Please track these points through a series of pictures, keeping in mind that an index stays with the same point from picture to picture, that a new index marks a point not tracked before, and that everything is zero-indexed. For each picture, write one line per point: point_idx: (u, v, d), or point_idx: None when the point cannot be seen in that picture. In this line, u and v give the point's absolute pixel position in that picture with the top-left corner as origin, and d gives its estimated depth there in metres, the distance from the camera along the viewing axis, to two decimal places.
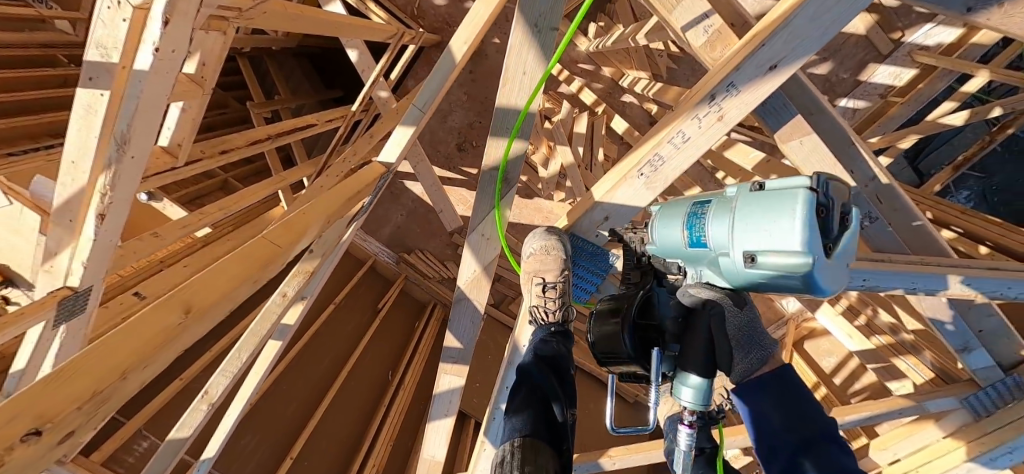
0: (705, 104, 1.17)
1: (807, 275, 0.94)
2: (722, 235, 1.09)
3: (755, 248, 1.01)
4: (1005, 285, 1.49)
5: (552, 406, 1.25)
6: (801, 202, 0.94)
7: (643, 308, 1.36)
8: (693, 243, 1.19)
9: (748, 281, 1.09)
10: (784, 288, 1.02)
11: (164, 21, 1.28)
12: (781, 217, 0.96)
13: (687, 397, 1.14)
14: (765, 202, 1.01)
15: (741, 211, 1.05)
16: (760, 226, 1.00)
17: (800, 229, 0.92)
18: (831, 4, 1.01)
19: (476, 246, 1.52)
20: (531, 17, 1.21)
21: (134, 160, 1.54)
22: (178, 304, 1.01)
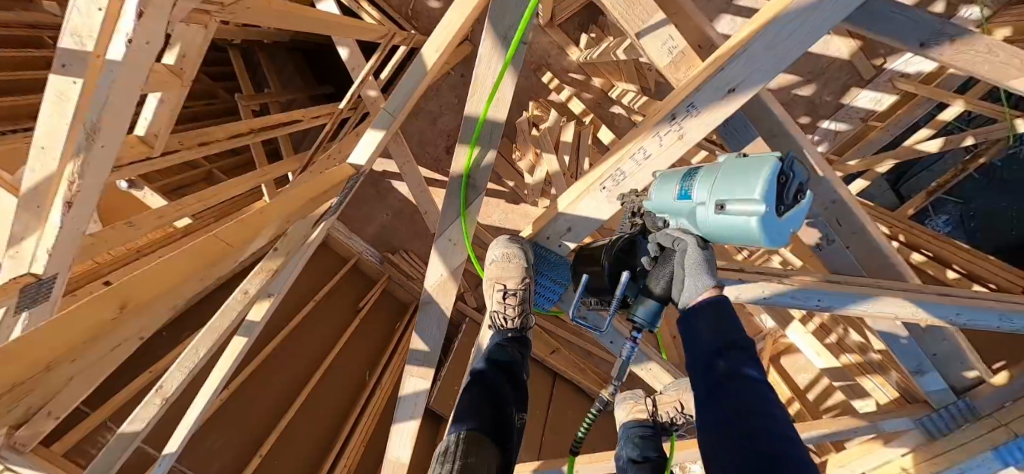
0: (666, 123, 1.20)
1: (760, 227, 0.98)
2: (700, 189, 1.11)
3: (724, 197, 1.04)
4: (957, 311, 1.50)
5: (502, 406, 1.28)
6: (771, 162, 0.97)
7: (625, 248, 1.41)
8: (672, 198, 1.20)
9: (716, 232, 1.12)
10: (745, 239, 1.04)
11: (138, 14, 1.29)
12: (750, 171, 0.99)
13: (640, 312, 1.34)
14: (743, 160, 1.04)
15: (722, 169, 1.07)
16: (735, 178, 1.02)
17: (762, 186, 0.96)
18: (787, 34, 1.06)
19: (443, 250, 1.53)
20: (500, 29, 1.23)
21: (105, 149, 1.53)
22: (115, 298, 1.14)
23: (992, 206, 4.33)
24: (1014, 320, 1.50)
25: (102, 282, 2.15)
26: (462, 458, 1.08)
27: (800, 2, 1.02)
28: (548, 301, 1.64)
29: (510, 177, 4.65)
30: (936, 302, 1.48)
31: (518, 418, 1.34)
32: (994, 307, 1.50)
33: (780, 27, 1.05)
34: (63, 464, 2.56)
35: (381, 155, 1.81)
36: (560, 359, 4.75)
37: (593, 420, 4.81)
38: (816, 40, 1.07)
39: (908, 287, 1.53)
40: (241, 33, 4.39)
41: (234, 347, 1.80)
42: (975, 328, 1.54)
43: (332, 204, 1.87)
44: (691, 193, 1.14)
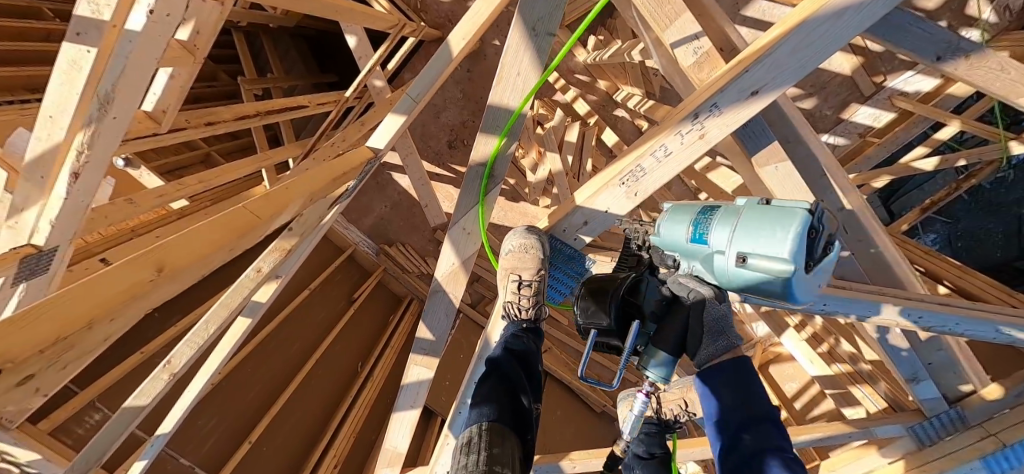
0: (689, 121, 1.21)
1: (786, 281, 1.03)
2: (721, 235, 1.17)
3: (748, 251, 1.10)
4: (956, 322, 1.55)
5: (519, 396, 1.28)
6: (798, 220, 1.03)
7: (632, 287, 1.45)
8: (690, 240, 1.26)
9: (734, 281, 1.18)
10: (765, 291, 1.11)
11: None
12: (776, 228, 1.05)
13: (652, 370, 1.36)
14: (769, 215, 1.09)
15: (746, 219, 1.13)
16: (759, 232, 1.08)
17: (791, 241, 1.01)
18: (813, 38, 1.07)
19: (456, 239, 1.52)
20: (529, 19, 1.23)
21: (116, 121, 1.50)
22: (152, 262, 1.15)
23: (981, 227, 4.43)
24: (1009, 332, 1.56)
25: (100, 258, 2.12)
26: (486, 448, 1.09)
27: (827, 8, 1.04)
28: (560, 294, 1.67)
29: (512, 174, 4.67)
30: (937, 312, 1.53)
31: (534, 408, 1.34)
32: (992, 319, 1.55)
33: (807, 32, 1.07)
34: (52, 442, 2.51)
35: (396, 142, 1.80)
36: (551, 358, 4.78)
37: (582, 420, 4.84)
38: (840, 47, 1.09)
39: (912, 296, 1.57)
40: (247, 15, 4.34)
41: (237, 329, 1.78)
42: (972, 338, 1.58)
43: (347, 188, 1.83)
44: (709, 238, 1.20)
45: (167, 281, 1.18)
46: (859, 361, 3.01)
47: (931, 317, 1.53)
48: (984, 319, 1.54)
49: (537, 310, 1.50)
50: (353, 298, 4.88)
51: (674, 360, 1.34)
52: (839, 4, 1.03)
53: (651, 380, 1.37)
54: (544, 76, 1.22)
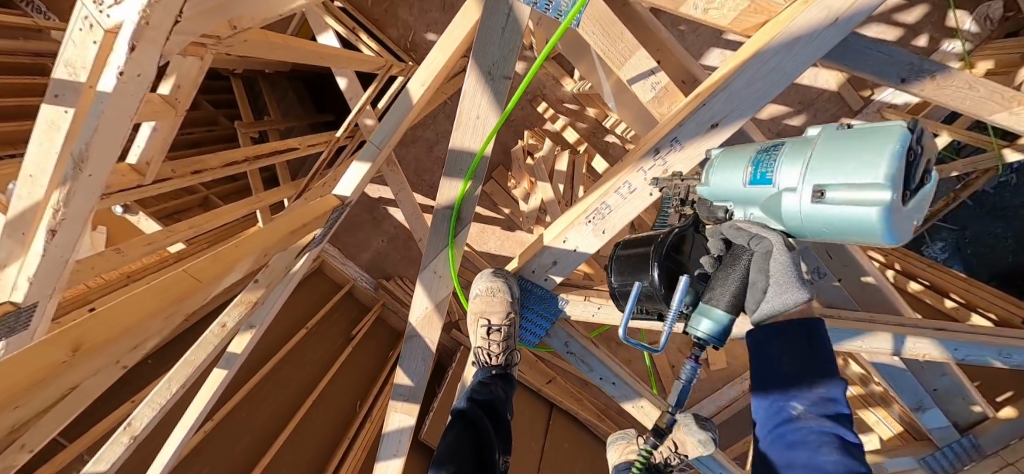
0: (650, 157, 1.20)
1: (882, 210, 0.92)
2: (791, 172, 1.06)
3: (828, 183, 0.99)
4: (954, 346, 1.45)
5: (486, 446, 1.31)
6: (895, 137, 0.92)
7: (676, 244, 1.37)
8: (747, 183, 1.16)
9: (809, 222, 1.06)
10: (850, 228, 0.98)
11: (129, 47, 1.30)
12: (867, 152, 0.94)
13: (703, 327, 1.23)
14: (857, 140, 0.98)
15: (821, 147, 1.02)
16: (842, 159, 0.98)
17: (888, 162, 0.90)
18: (770, 68, 1.07)
19: (428, 283, 1.50)
20: (484, 64, 1.24)
21: (92, 178, 1.52)
22: (66, 342, 1.10)
23: (990, 233, 4.32)
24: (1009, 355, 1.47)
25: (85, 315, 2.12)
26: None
27: (780, 39, 1.03)
28: (535, 336, 1.62)
29: (505, 204, 4.71)
30: (935, 339, 1.42)
31: (501, 458, 1.37)
32: (992, 343, 1.47)
33: (762, 63, 1.06)
34: None
35: (365, 187, 1.85)
36: (556, 390, 4.65)
37: (591, 455, 4.66)
38: (797, 74, 1.08)
39: (904, 322, 1.49)
40: (243, 63, 4.49)
41: (212, 380, 1.73)
42: (971, 363, 1.49)
43: (313, 237, 1.89)
44: (772, 178, 1.10)
45: (84, 360, 1.12)
46: (869, 383, 2.87)
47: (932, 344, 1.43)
48: (982, 343, 1.44)
49: (509, 351, 1.52)
50: (350, 336, 4.79)
51: (731, 320, 1.22)
52: (792, 34, 1.03)
53: (703, 343, 1.24)
54: (505, 115, 1.22)
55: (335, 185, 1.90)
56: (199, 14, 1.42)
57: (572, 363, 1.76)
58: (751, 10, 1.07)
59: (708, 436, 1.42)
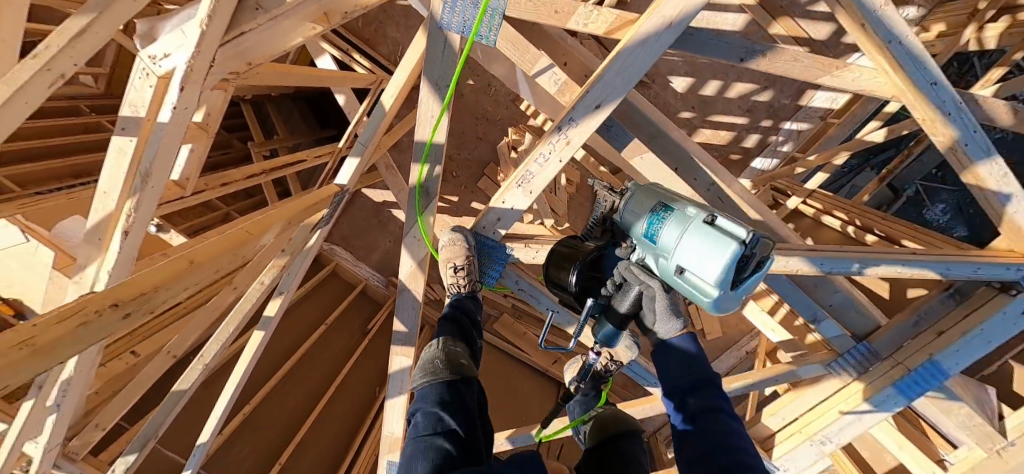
0: (555, 133, 1.62)
1: (709, 300, 1.39)
2: (670, 241, 1.47)
3: (688, 266, 1.42)
4: (819, 261, 1.79)
5: (467, 326, 1.87)
6: (733, 252, 1.31)
7: (595, 261, 1.78)
8: (646, 233, 1.58)
9: (675, 281, 1.51)
10: (697, 298, 1.45)
11: (180, 88, 1.77)
12: (711, 256, 1.35)
13: (602, 336, 1.75)
14: (709, 240, 1.36)
15: (691, 231, 1.42)
16: (698, 251, 1.39)
17: (719, 267, 1.32)
18: (630, 62, 1.48)
19: (411, 245, 1.91)
20: (433, 77, 1.60)
21: (154, 189, 2.00)
22: (185, 258, 1.47)
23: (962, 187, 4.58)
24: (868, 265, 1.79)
25: None
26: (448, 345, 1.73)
27: (631, 42, 1.46)
28: (493, 278, 2.07)
29: None
30: (801, 255, 1.78)
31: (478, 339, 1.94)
32: (855, 257, 1.79)
33: (622, 60, 1.48)
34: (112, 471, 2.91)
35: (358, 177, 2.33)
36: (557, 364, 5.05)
37: None
38: (652, 64, 1.50)
39: (781, 246, 1.87)
40: (252, 90, 5.02)
41: (253, 343, 2.20)
42: (839, 275, 1.83)
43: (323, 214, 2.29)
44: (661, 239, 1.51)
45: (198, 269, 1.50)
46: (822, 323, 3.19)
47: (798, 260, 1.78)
48: (842, 256, 1.78)
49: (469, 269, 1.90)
50: (366, 330, 5.35)
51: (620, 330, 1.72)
52: (640, 37, 1.45)
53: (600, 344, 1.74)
54: (448, 97, 1.53)
55: (336, 175, 2.35)
56: (226, 59, 1.90)
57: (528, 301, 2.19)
58: (618, 21, 1.53)
59: (632, 341, 1.90)
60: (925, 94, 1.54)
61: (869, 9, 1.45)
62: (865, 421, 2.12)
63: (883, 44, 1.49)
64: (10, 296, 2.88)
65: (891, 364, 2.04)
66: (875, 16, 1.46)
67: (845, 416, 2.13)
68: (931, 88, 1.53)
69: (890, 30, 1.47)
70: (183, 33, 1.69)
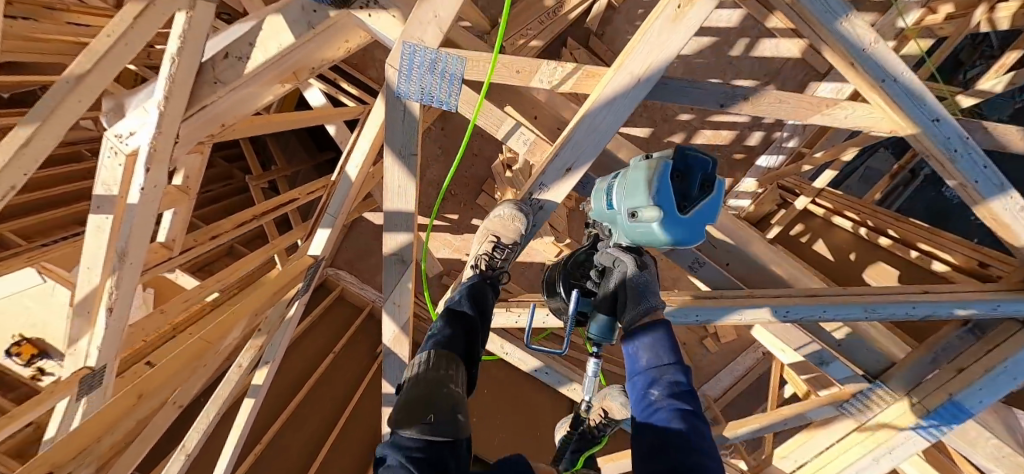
0: (529, 199, 1.52)
1: (660, 222, 1.36)
2: (619, 199, 1.49)
3: (635, 207, 1.41)
4: (822, 308, 1.64)
5: (473, 339, 1.47)
6: (660, 170, 1.35)
7: (579, 264, 1.88)
8: (607, 209, 1.59)
9: (635, 234, 1.48)
10: (656, 237, 1.42)
11: (146, 169, 1.74)
12: (646, 185, 1.37)
13: (592, 330, 1.65)
14: (642, 170, 1.42)
15: (628, 175, 1.48)
16: (638, 189, 1.40)
17: (655, 185, 1.35)
18: (598, 122, 1.40)
19: (392, 312, 1.84)
20: (395, 145, 1.53)
21: (133, 265, 2.01)
22: None
23: None
24: (876, 310, 1.64)
25: None
26: (434, 370, 1.30)
27: (598, 102, 1.37)
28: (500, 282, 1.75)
29: None
30: (801, 303, 1.65)
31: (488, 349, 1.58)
32: (857, 303, 1.65)
33: (592, 119, 1.39)
34: None
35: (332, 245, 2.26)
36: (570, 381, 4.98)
37: None
38: (622, 123, 1.41)
39: (780, 294, 1.73)
40: None
41: (245, 407, 2.19)
42: (845, 321, 1.67)
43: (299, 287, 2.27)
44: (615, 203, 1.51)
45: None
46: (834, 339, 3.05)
47: (796, 310, 1.64)
48: (848, 302, 1.64)
49: (501, 270, 1.70)
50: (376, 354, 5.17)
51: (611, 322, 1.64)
52: (607, 97, 1.36)
53: (596, 344, 1.64)
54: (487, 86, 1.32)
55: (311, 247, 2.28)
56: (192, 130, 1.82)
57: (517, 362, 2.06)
58: (584, 76, 1.44)
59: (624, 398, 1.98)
60: (925, 132, 1.40)
61: (857, 48, 1.31)
62: (895, 456, 1.97)
63: (876, 83, 1.36)
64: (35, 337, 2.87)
65: (909, 403, 1.92)
66: (864, 55, 1.32)
67: (869, 452, 1.99)
68: (932, 125, 1.39)
69: (883, 68, 1.33)
70: (144, 114, 1.66)
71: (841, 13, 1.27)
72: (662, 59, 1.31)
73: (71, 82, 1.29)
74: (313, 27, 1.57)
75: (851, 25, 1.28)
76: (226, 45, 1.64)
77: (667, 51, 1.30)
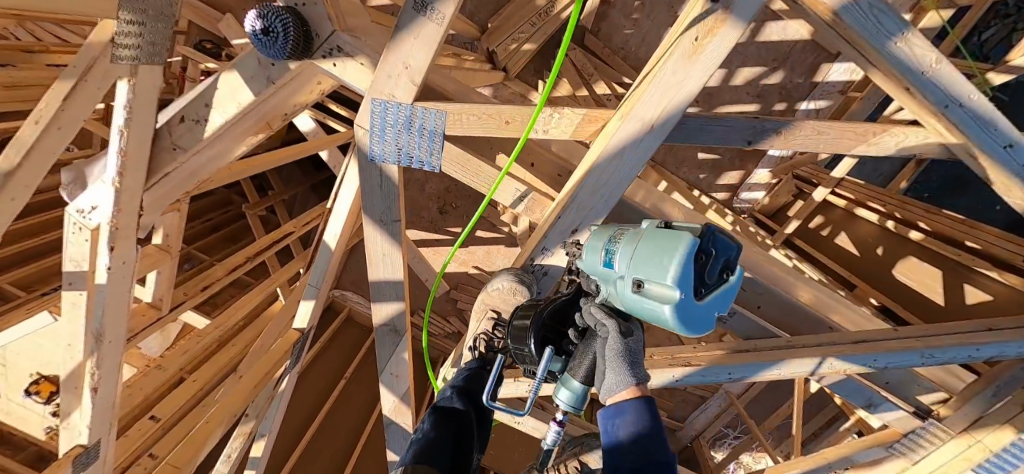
0: (529, 264, 1.45)
1: (673, 313, 0.97)
2: (622, 260, 1.09)
3: (643, 277, 1.03)
4: (873, 357, 1.47)
5: (463, 443, 1.16)
6: (686, 245, 0.96)
7: (559, 313, 1.31)
8: (599, 263, 1.18)
9: (633, 308, 1.09)
10: (657, 321, 1.03)
11: (110, 249, 1.61)
12: (664, 255, 0.99)
13: (561, 397, 1.21)
14: (659, 240, 1.02)
15: (644, 237, 1.06)
16: (652, 256, 1.01)
17: (677, 263, 0.95)
18: (604, 179, 1.24)
19: (390, 383, 1.71)
20: (374, 213, 1.40)
21: (112, 343, 1.84)
22: None
23: None
24: (932, 355, 1.46)
25: (148, 455, 2.52)
26: None
27: (603, 156, 1.20)
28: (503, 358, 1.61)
29: None
30: (849, 353, 1.49)
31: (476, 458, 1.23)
32: (914, 347, 1.46)
33: (597, 175, 1.23)
34: None
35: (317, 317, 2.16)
36: None
37: None
38: (632, 176, 1.24)
39: (822, 342, 1.56)
40: None
41: None
42: (897, 368, 1.49)
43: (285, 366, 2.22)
44: (615, 263, 1.12)
45: None
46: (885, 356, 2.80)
47: (853, 359, 1.48)
48: (903, 349, 1.46)
49: (502, 352, 1.52)
50: None
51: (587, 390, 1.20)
52: (614, 149, 1.19)
53: (563, 410, 1.21)
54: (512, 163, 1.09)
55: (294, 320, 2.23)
56: (159, 198, 1.66)
57: (530, 432, 1.78)
58: (584, 121, 1.27)
59: None
60: (996, 160, 1.21)
61: (915, 71, 1.11)
62: None
63: (937, 110, 1.16)
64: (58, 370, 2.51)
65: (967, 442, 1.68)
66: (924, 77, 1.12)
67: None
68: (1005, 152, 1.19)
69: (946, 92, 1.13)
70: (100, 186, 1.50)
71: (897, 32, 1.07)
72: (678, 101, 1.12)
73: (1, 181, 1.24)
74: (272, 82, 1.43)
75: (907, 44, 1.08)
76: (182, 108, 1.49)
77: (684, 91, 1.11)
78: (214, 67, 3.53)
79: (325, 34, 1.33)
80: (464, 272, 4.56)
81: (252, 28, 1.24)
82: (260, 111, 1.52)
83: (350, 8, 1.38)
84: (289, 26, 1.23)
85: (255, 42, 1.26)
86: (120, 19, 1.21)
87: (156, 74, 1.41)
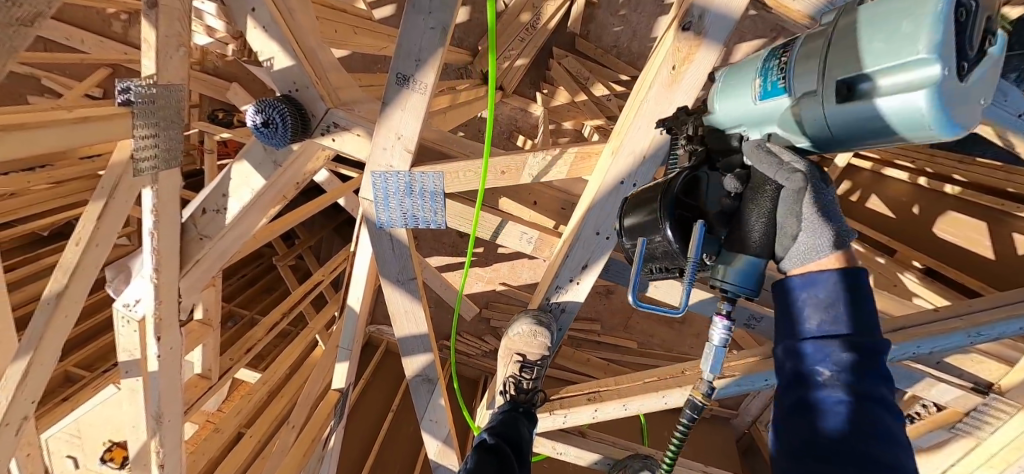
0: (548, 304, 1.50)
1: (928, 91, 0.79)
2: (811, 76, 0.94)
3: (860, 74, 0.86)
4: (915, 344, 1.42)
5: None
6: (931, 8, 0.78)
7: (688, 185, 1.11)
8: (759, 99, 1.05)
9: (834, 130, 0.94)
10: (890, 126, 0.86)
11: (157, 340, 1.72)
12: (901, 29, 0.81)
13: (730, 282, 1.05)
14: (882, 24, 0.85)
15: (846, 36, 0.90)
16: (873, 44, 0.85)
17: (929, 28, 0.78)
18: (606, 209, 1.32)
19: (431, 429, 1.75)
20: (391, 275, 1.47)
21: (172, 422, 1.94)
22: None
23: None
24: (982, 333, 1.38)
25: None
26: None
27: (602, 189, 1.29)
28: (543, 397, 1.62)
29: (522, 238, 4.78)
30: (890, 343, 1.44)
31: None
32: (957, 329, 1.40)
33: (600, 207, 1.32)
34: None
35: (352, 375, 2.22)
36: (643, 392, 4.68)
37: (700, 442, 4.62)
38: None
39: None
40: None
41: None
42: (946, 352, 1.43)
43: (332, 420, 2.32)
44: (788, 89, 0.98)
45: None
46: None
47: (905, 347, 1.43)
48: (944, 332, 1.40)
49: (532, 393, 1.53)
50: None
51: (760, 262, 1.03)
52: (611, 183, 1.28)
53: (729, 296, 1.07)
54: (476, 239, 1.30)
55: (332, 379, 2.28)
56: (196, 283, 1.76)
57: (574, 460, 1.79)
58: (578, 159, 1.34)
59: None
60: (1009, 129, 1.17)
61: None
62: None
63: None
64: (122, 438, 2.71)
65: None
66: None
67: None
68: (1017, 120, 1.16)
69: None
70: (142, 282, 1.62)
71: None
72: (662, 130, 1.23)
73: (53, 302, 1.39)
74: (279, 165, 1.51)
75: None
76: (202, 201, 1.61)
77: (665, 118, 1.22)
78: (225, 135, 3.69)
79: (321, 113, 1.41)
80: (492, 291, 4.54)
81: (253, 122, 1.32)
82: (276, 190, 1.61)
83: (340, 82, 1.45)
84: (286, 115, 1.32)
85: (258, 134, 1.35)
86: (135, 135, 1.33)
87: (177, 176, 1.52)
